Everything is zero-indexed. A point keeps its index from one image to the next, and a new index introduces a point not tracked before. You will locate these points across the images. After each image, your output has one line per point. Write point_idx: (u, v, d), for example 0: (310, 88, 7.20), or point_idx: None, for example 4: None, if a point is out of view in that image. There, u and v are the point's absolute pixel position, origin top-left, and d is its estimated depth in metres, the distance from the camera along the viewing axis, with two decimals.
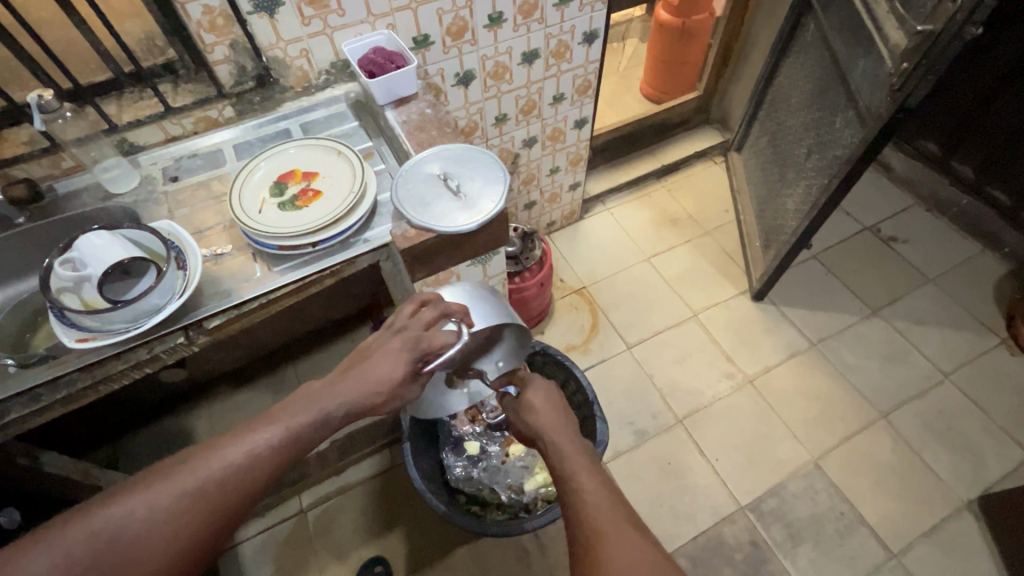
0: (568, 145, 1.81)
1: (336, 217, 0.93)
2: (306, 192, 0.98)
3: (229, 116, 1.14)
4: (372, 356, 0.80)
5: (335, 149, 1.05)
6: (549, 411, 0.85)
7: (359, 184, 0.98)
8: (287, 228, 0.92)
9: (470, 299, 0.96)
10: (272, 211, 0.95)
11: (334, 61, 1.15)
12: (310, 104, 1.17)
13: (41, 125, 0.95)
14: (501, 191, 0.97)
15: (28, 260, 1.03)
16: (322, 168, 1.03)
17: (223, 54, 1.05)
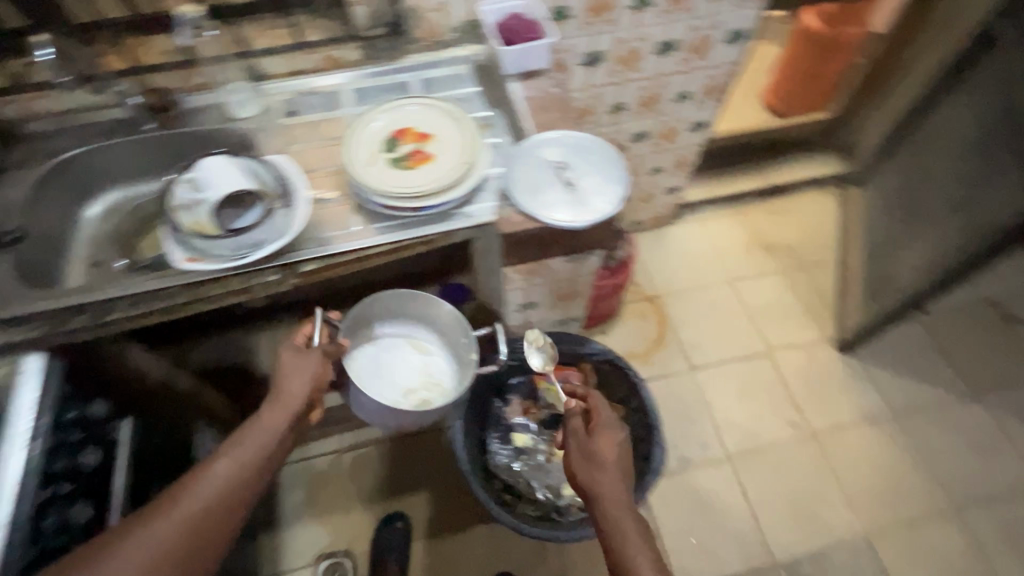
0: (678, 147, 1.70)
1: (441, 187, 0.90)
2: (417, 154, 0.95)
3: (353, 59, 1.12)
4: (293, 370, 0.88)
5: (451, 113, 1.01)
6: (615, 474, 0.85)
7: (470, 156, 0.94)
8: (392, 187, 0.90)
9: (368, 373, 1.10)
10: (380, 167, 0.93)
11: (467, 20, 1.10)
12: (434, 61, 1.13)
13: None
14: (614, 198, 0.91)
15: (149, 166, 1.07)
16: (436, 131, 0.99)
17: None
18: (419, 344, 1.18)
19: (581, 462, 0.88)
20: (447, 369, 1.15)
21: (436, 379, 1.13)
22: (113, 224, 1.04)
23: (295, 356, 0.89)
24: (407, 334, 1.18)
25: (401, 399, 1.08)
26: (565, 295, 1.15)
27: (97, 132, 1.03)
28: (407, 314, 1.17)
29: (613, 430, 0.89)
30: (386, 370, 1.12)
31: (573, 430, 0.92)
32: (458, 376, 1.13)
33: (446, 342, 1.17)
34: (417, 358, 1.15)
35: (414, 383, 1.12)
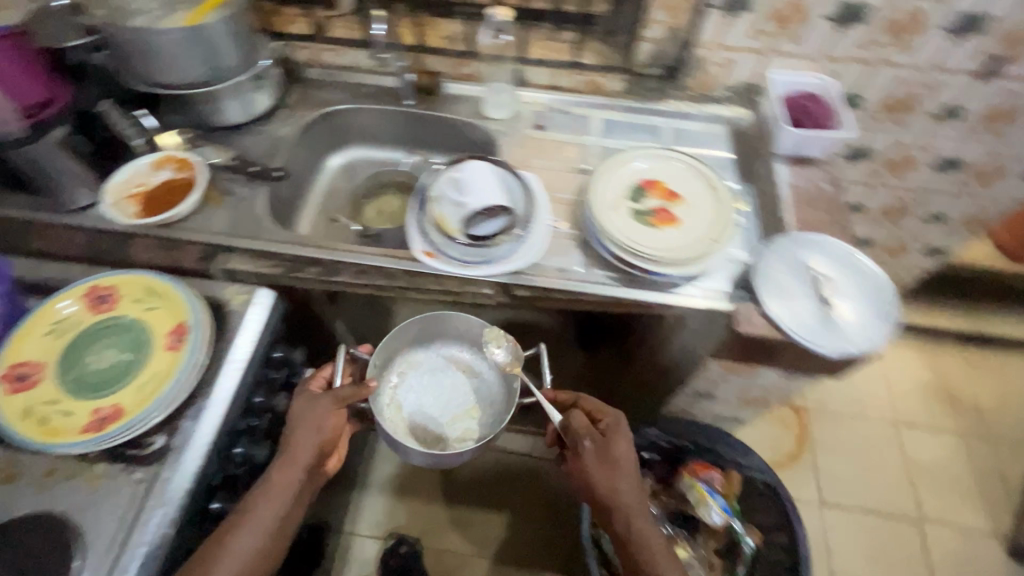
0: (898, 265, 1.50)
1: (682, 261, 0.84)
2: (662, 213, 0.89)
3: (614, 89, 1.09)
4: (306, 419, 0.75)
5: (709, 179, 0.93)
6: (626, 471, 0.77)
7: (721, 236, 0.86)
8: (632, 242, 0.85)
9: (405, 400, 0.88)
10: (624, 216, 0.89)
11: (747, 83, 1.03)
12: (692, 113, 1.07)
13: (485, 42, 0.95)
14: (877, 334, 0.78)
15: (396, 138, 1.13)
16: (688, 195, 0.92)
17: (657, 34, 0.99)
18: (451, 364, 0.94)
19: (598, 474, 0.77)
20: (485, 389, 0.92)
21: (477, 399, 0.91)
22: (353, 183, 1.12)
23: (305, 411, 0.76)
24: (434, 354, 0.95)
25: (444, 433, 0.86)
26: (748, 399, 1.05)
27: (365, 94, 1.09)
28: (433, 332, 0.93)
29: (622, 434, 0.80)
30: (422, 398, 0.90)
31: (568, 430, 0.81)
32: (502, 396, 0.91)
33: (484, 360, 0.94)
34: (453, 380, 0.93)
35: (452, 411, 0.89)
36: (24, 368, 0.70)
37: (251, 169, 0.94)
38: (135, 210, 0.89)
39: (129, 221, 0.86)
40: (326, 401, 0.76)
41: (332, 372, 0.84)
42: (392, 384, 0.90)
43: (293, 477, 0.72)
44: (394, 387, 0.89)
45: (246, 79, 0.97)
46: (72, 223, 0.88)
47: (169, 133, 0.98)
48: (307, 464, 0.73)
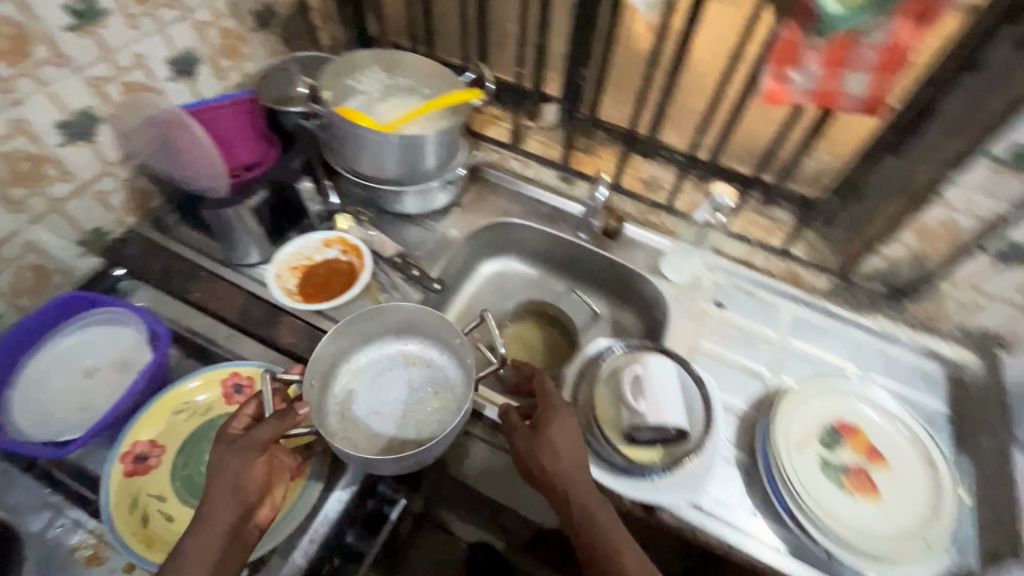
0: None
1: (879, 562, 0.66)
2: (859, 476, 0.73)
3: (816, 287, 0.94)
4: (223, 475, 0.59)
5: (927, 453, 0.75)
6: (569, 453, 0.65)
7: (937, 544, 0.68)
8: (821, 515, 0.69)
9: (360, 417, 0.75)
10: (811, 466, 0.73)
11: (988, 331, 0.86)
12: (906, 341, 0.90)
13: (700, 217, 0.89)
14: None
15: (559, 262, 1.06)
16: (893, 461, 0.75)
17: (895, 252, 0.84)
18: (399, 358, 0.81)
19: (539, 463, 0.65)
20: (443, 371, 0.79)
21: (437, 391, 0.77)
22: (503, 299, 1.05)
23: (225, 450, 0.61)
24: (380, 355, 0.81)
25: (404, 432, 0.73)
26: None
27: (541, 213, 1.03)
28: (371, 328, 0.80)
29: (556, 403, 0.68)
30: (383, 401, 0.77)
31: (512, 425, 0.69)
32: (450, 366, 0.79)
33: (432, 348, 0.81)
34: (408, 378, 0.79)
35: (415, 403, 0.76)
36: (143, 449, 0.66)
37: (413, 273, 0.90)
38: (295, 286, 0.87)
39: (286, 301, 0.84)
40: (244, 442, 0.60)
41: (257, 407, 0.65)
42: (340, 401, 0.76)
43: (220, 528, 0.58)
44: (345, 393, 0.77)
45: (437, 183, 0.95)
46: (236, 280, 0.88)
47: (348, 213, 0.96)
48: (238, 509, 0.59)
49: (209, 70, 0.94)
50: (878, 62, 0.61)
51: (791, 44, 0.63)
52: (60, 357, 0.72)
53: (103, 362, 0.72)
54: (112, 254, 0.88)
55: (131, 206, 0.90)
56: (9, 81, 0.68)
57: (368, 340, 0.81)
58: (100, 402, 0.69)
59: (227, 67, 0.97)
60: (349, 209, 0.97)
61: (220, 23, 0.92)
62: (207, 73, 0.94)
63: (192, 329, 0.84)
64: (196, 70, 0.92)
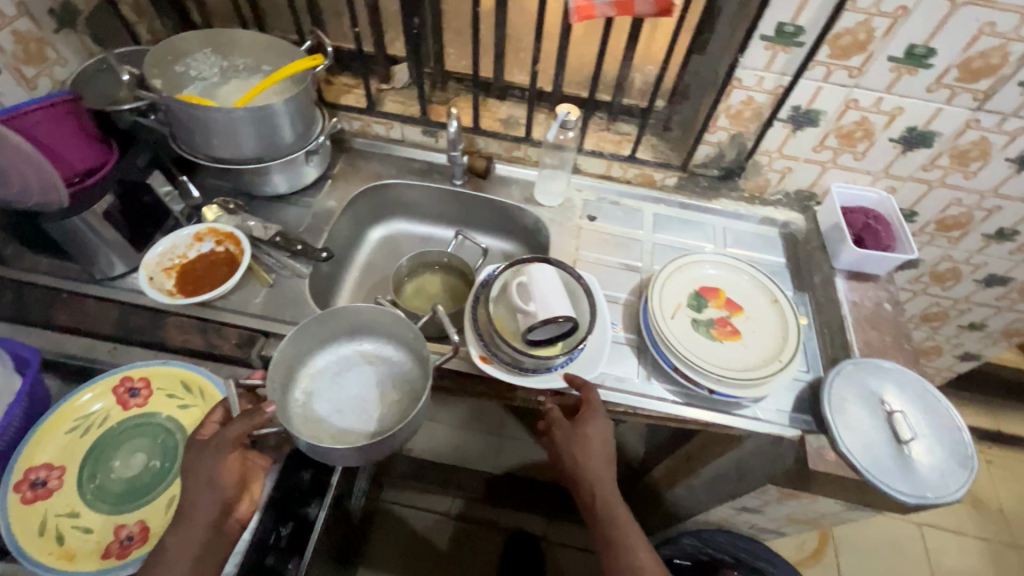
0: (930, 366, 1.47)
1: (747, 383, 0.79)
2: (725, 325, 0.86)
3: (668, 185, 1.07)
4: (197, 473, 0.59)
5: (770, 293, 0.90)
6: (602, 455, 0.75)
7: (788, 358, 0.82)
8: (697, 359, 0.80)
9: (323, 417, 0.75)
10: (684, 327, 0.85)
11: (802, 189, 1.03)
12: (745, 214, 1.06)
13: (552, 136, 0.94)
14: (965, 472, 0.75)
15: (442, 213, 1.10)
16: (747, 307, 0.89)
17: (719, 139, 0.97)
18: (356, 357, 0.82)
19: (570, 453, 0.75)
20: (403, 366, 0.80)
21: (396, 385, 0.79)
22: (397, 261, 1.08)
23: (198, 453, 0.60)
24: (337, 355, 0.81)
25: (367, 429, 0.74)
26: (805, 523, 0.97)
27: (414, 169, 1.08)
28: (327, 330, 0.79)
29: (597, 416, 0.75)
30: (344, 399, 0.78)
31: (554, 420, 0.77)
32: (409, 361, 0.81)
33: (389, 346, 0.82)
34: (368, 375, 0.80)
35: (374, 400, 0.78)
36: (41, 474, 0.62)
37: (297, 247, 0.90)
38: (174, 285, 0.84)
39: (166, 300, 0.81)
40: (215, 443, 0.60)
41: (224, 411, 0.65)
42: (302, 404, 0.76)
43: (199, 528, 0.58)
44: (307, 395, 0.77)
45: (301, 155, 0.95)
46: (106, 295, 0.83)
47: (215, 204, 0.92)
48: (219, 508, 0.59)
49: (11, 80, 0.85)
50: None
51: None
52: None
53: None
54: None
55: None
56: None
57: (323, 341, 0.80)
58: None
59: (33, 74, 0.89)
60: (215, 200, 0.93)
61: (11, 26, 0.83)
62: (10, 84, 0.85)
63: (63, 353, 0.78)
64: None
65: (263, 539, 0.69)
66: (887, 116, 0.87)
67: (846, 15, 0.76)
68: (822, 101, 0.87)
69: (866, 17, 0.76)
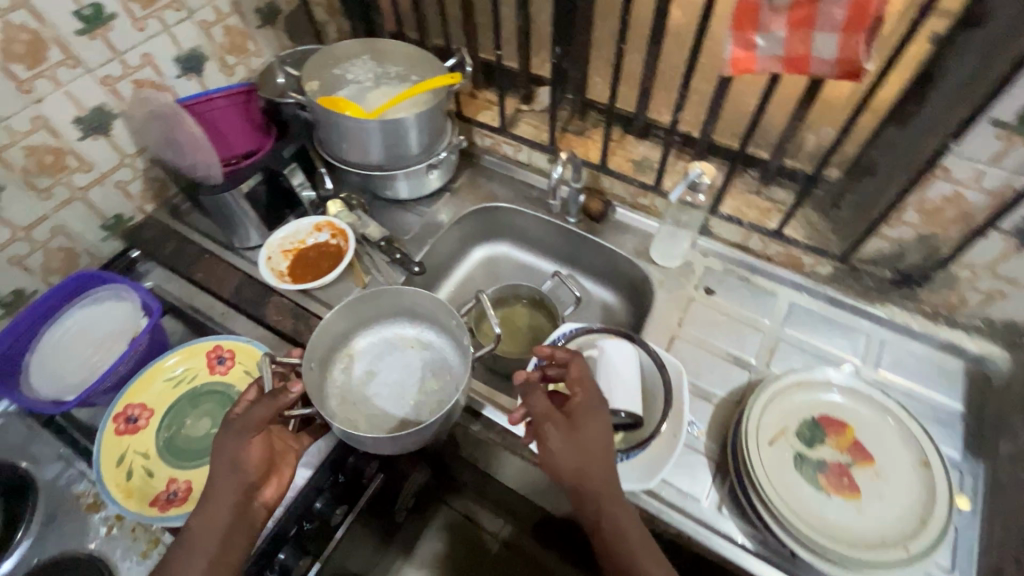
0: None
1: (846, 563, 0.61)
2: (838, 474, 0.68)
3: (817, 273, 0.88)
4: (224, 453, 0.63)
5: (922, 452, 0.68)
6: (601, 456, 0.59)
7: (919, 550, 0.61)
8: (785, 508, 0.64)
9: (359, 399, 0.76)
10: (783, 459, 0.69)
11: (1016, 322, 0.76)
12: (918, 332, 0.82)
13: (676, 196, 0.83)
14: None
15: (549, 246, 1.05)
16: (882, 460, 0.69)
17: (900, 235, 0.76)
18: (397, 342, 0.83)
19: (567, 460, 0.58)
20: (441, 354, 0.81)
21: (435, 372, 0.79)
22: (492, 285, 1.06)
23: (225, 435, 0.64)
24: (377, 338, 0.83)
25: (404, 415, 0.74)
26: None
27: (531, 197, 1.04)
28: (368, 313, 0.82)
29: (596, 409, 0.61)
30: (383, 383, 0.79)
31: (546, 414, 0.60)
32: (449, 350, 0.81)
33: (430, 333, 0.83)
34: (406, 360, 0.81)
35: (412, 386, 0.78)
36: (135, 412, 0.73)
37: (395, 255, 0.93)
38: (286, 268, 0.93)
39: (273, 282, 0.89)
40: (241, 423, 0.64)
41: (256, 389, 0.68)
42: (340, 384, 0.78)
43: (223, 507, 0.62)
44: (346, 376, 0.79)
45: (422, 167, 0.97)
46: (235, 263, 0.95)
47: (339, 199, 0.99)
48: (242, 486, 0.63)
49: (216, 67, 1.01)
50: (844, 19, 0.55)
51: (750, 8, 0.59)
52: (72, 324, 0.81)
53: (104, 331, 0.80)
54: (132, 238, 0.98)
55: (148, 194, 0.99)
56: (29, 82, 0.77)
57: (369, 320, 0.83)
58: (96, 366, 0.77)
59: (234, 63, 1.03)
60: (341, 195, 1.00)
61: (224, 22, 0.98)
62: (214, 69, 1.01)
63: (192, 304, 0.91)
64: (204, 67, 0.99)
65: (283, 530, 0.71)
66: None
67: None
68: None
69: None
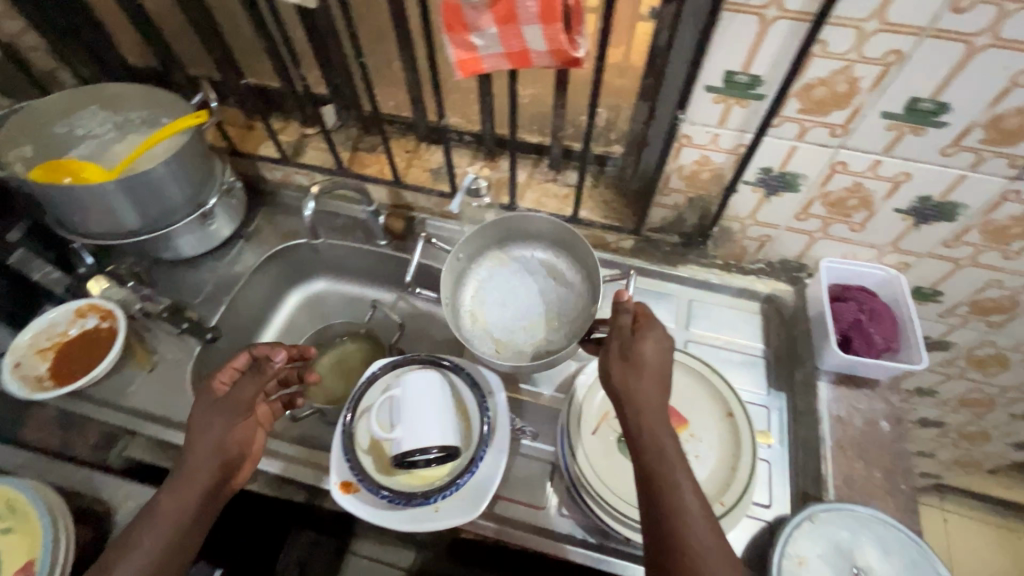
0: (976, 450, 1.21)
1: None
2: None
3: (623, 248, 0.90)
4: (206, 433, 0.61)
5: (727, 405, 0.72)
6: (658, 381, 0.58)
7: (731, 501, 0.65)
8: (612, 499, 0.66)
9: (491, 294, 0.82)
10: (606, 446, 0.70)
11: (788, 258, 0.83)
12: (718, 284, 0.88)
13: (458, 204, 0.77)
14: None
15: (369, 272, 0.99)
16: (695, 419, 0.72)
17: (675, 202, 0.80)
18: (541, 266, 0.85)
19: (615, 371, 0.59)
20: (567, 303, 0.81)
21: (553, 309, 0.80)
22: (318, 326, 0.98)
23: (195, 419, 0.62)
24: (523, 253, 0.85)
25: (513, 348, 0.78)
26: None
27: (336, 225, 0.97)
28: (520, 229, 0.84)
29: (663, 337, 0.59)
30: (508, 296, 0.82)
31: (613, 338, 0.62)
32: (576, 303, 0.80)
33: (572, 262, 0.83)
34: (542, 283, 0.83)
35: (532, 312, 0.81)
36: None
37: (182, 326, 0.83)
38: (46, 371, 0.78)
39: (26, 393, 0.74)
40: (227, 404, 0.62)
41: (246, 361, 0.66)
42: (478, 280, 0.83)
43: (186, 503, 0.58)
44: (480, 281, 0.83)
45: (194, 219, 0.86)
46: None
47: (104, 275, 0.86)
48: (202, 490, 0.59)
49: None
50: (539, 10, 0.54)
51: (454, 8, 0.56)
52: None
53: None
54: None
55: None
56: None
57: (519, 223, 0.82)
58: None
59: None
60: (105, 269, 0.88)
61: None
62: None
63: None
64: None
65: None
66: (888, 183, 0.66)
67: (814, 62, 0.56)
68: (798, 163, 0.67)
69: (843, 65, 0.56)
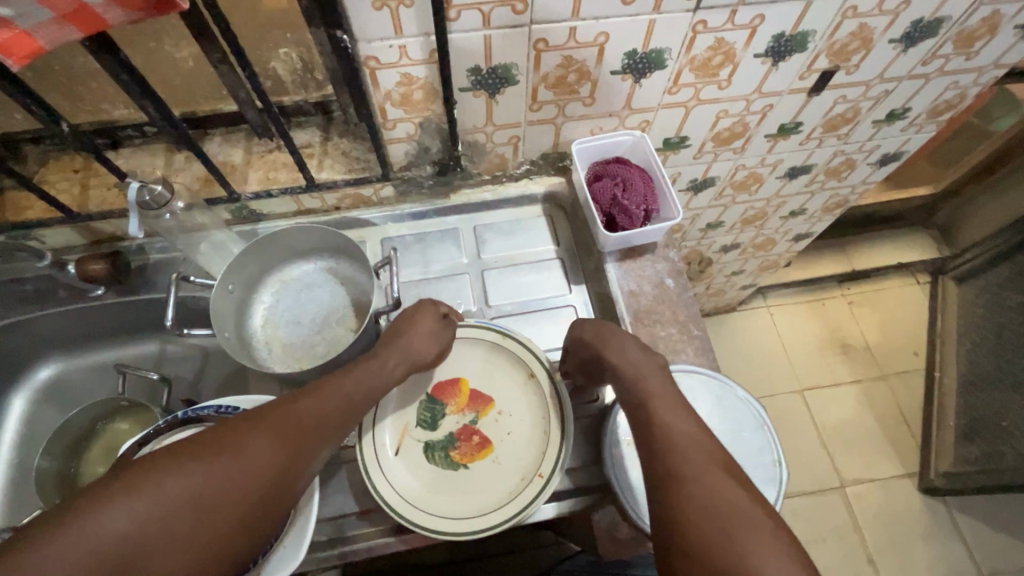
0: (771, 254, 1.38)
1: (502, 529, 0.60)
2: (470, 439, 0.66)
3: (385, 197, 0.80)
4: (377, 365, 0.59)
5: (524, 365, 0.69)
6: (632, 342, 0.62)
7: (548, 469, 0.62)
8: (436, 523, 0.60)
9: (279, 316, 0.74)
10: (415, 465, 0.65)
11: (547, 151, 0.79)
12: (495, 200, 0.83)
13: (137, 229, 0.59)
14: (773, 470, 0.63)
15: (103, 332, 0.79)
16: (499, 396, 0.69)
17: (406, 132, 0.70)
18: (328, 276, 0.76)
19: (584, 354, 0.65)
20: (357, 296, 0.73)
21: (349, 315, 0.73)
22: (67, 418, 0.79)
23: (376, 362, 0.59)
24: (307, 269, 0.76)
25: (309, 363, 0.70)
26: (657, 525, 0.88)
27: (26, 294, 0.75)
28: (299, 244, 0.73)
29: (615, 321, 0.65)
30: (299, 316, 0.74)
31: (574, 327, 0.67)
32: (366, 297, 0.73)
33: (353, 261, 0.75)
34: (333, 293, 0.74)
35: (328, 323, 0.73)
36: None
37: None
38: None
39: None
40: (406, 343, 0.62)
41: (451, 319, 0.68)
42: (266, 307, 0.74)
43: (329, 412, 0.53)
44: (268, 305, 0.74)
45: None
46: None
47: None
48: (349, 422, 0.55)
49: None
50: None
51: None
52: None
53: None
54: None
55: None
56: None
57: (296, 241, 0.73)
58: None
59: None
60: None
61: None
62: None
63: None
64: None
65: None
66: (593, 47, 0.62)
67: None
68: (500, 52, 0.61)
69: None
